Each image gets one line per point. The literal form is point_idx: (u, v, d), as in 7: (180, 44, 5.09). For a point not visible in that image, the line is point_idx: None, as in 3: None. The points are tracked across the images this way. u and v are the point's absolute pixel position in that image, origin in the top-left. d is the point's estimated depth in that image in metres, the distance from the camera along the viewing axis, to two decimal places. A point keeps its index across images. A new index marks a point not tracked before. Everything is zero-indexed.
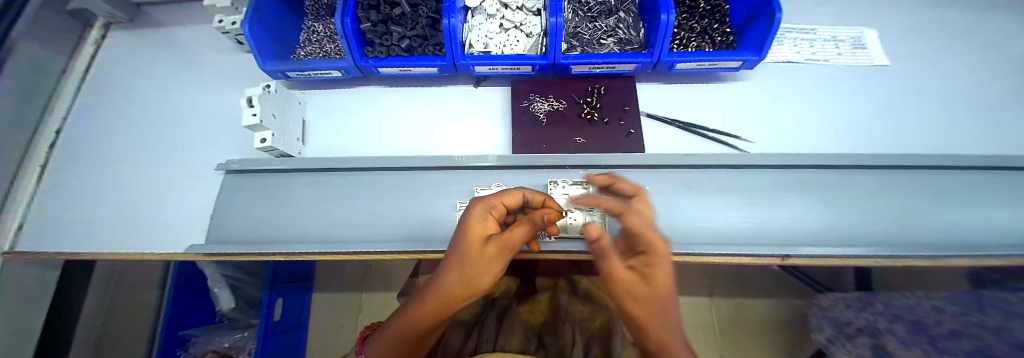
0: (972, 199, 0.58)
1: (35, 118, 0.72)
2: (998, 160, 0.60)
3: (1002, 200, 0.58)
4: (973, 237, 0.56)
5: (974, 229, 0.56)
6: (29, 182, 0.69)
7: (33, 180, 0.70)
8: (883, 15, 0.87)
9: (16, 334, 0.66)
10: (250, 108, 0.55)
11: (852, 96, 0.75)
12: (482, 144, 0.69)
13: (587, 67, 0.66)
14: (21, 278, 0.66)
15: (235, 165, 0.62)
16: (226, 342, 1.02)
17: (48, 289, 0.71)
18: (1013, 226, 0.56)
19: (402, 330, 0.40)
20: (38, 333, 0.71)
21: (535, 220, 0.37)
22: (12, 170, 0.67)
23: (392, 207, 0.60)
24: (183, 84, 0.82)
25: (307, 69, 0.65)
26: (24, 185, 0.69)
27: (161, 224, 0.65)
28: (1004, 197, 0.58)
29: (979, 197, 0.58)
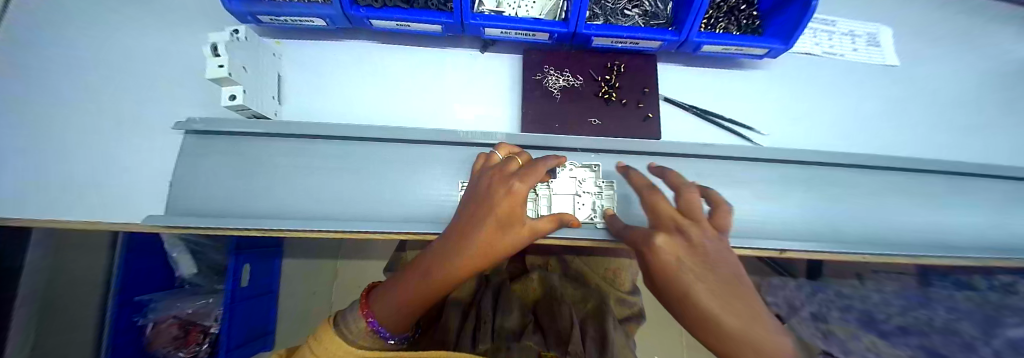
0: (954, 204, 0.62)
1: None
2: (983, 169, 0.63)
3: (976, 207, 0.63)
4: (945, 239, 0.61)
5: (948, 232, 0.61)
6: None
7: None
8: (898, 13, 0.85)
9: None
10: (216, 57, 0.45)
11: (858, 95, 0.75)
12: (487, 118, 0.63)
13: (609, 41, 0.60)
14: None
15: (199, 125, 0.52)
16: (190, 309, 0.98)
17: None
18: (976, 229, 0.62)
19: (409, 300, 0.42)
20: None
21: (566, 220, 0.46)
22: None
23: (389, 182, 0.54)
24: (120, 17, 0.67)
25: (284, 13, 0.54)
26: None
27: (103, 189, 0.55)
28: (974, 205, 0.63)
29: (959, 202, 0.62)
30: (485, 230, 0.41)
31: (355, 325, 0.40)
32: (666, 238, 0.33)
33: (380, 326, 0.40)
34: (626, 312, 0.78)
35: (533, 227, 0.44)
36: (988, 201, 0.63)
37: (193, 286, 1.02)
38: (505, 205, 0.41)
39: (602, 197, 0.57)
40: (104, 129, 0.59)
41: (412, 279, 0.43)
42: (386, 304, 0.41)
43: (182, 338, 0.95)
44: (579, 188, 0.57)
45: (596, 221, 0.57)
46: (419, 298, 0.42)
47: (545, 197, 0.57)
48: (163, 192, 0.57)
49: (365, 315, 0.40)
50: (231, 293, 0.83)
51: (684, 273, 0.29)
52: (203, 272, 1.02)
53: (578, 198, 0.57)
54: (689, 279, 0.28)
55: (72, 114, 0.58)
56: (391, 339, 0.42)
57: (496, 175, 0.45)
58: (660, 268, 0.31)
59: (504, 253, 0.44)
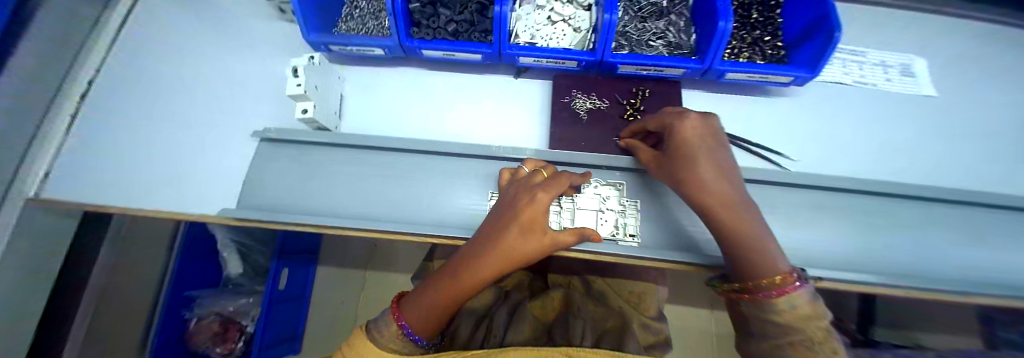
0: (1002, 241, 0.59)
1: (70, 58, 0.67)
2: None
3: None
4: (993, 278, 0.57)
5: (996, 270, 0.58)
6: (57, 132, 0.65)
7: (55, 137, 0.65)
8: (935, 45, 0.84)
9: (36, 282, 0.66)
10: (295, 78, 0.54)
11: (894, 124, 0.74)
12: (517, 136, 0.68)
13: (634, 68, 0.65)
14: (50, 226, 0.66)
15: (273, 134, 0.61)
16: (232, 306, 1.07)
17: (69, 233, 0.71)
18: None
19: (437, 303, 0.47)
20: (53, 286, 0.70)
21: (585, 233, 0.49)
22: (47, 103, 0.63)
23: (426, 190, 0.60)
24: (218, 46, 0.81)
25: (351, 44, 0.64)
26: (46, 148, 0.64)
27: (188, 186, 0.66)
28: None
29: (1008, 239, 0.59)
30: (507, 237, 0.45)
31: (386, 330, 0.46)
32: (692, 120, 0.42)
33: (411, 330, 0.46)
34: (651, 338, 0.73)
35: (554, 237, 0.47)
36: None
37: (235, 286, 1.10)
38: (527, 214, 0.45)
39: (625, 215, 0.59)
40: (193, 138, 0.70)
41: (442, 284, 0.48)
42: (417, 311, 0.47)
43: (221, 334, 1.04)
44: (603, 205, 0.59)
45: (618, 237, 0.58)
46: (446, 304, 0.48)
47: (568, 211, 0.60)
48: (235, 192, 0.65)
49: (397, 320, 0.47)
50: (270, 296, 0.93)
51: (698, 149, 0.41)
52: (247, 273, 1.10)
53: (601, 214, 0.59)
54: (700, 155, 0.40)
55: (173, 128, 0.71)
56: (419, 342, 0.48)
57: (518, 189, 0.49)
58: (676, 142, 0.43)
59: (524, 260, 0.48)
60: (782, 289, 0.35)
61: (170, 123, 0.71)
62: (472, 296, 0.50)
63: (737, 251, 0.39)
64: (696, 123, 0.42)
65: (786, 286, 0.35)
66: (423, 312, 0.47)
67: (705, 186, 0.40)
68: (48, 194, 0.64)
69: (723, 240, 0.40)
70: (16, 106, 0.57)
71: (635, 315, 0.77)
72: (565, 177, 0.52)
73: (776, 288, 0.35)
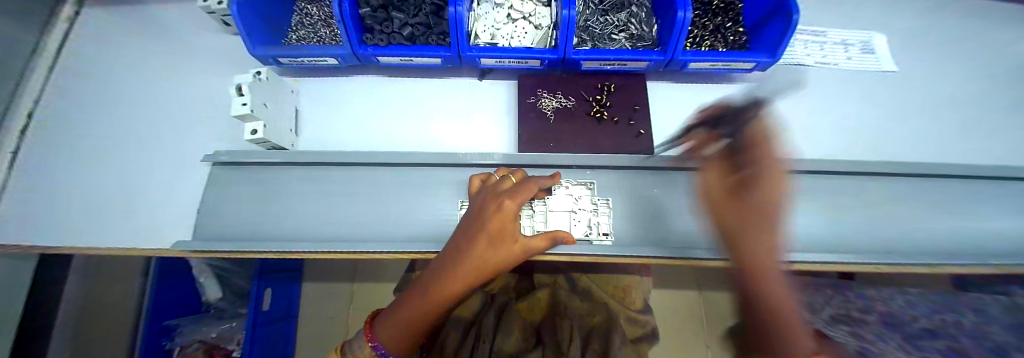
0: (959, 208, 0.61)
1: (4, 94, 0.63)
2: (985, 170, 0.62)
3: (983, 210, 0.61)
4: (955, 244, 0.59)
5: (959, 237, 0.60)
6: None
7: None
8: (891, 20, 0.86)
9: None
10: (239, 97, 0.51)
11: (854, 101, 0.75)
12: (485, 141, 0.66)
13: (597, 64, 0.64)
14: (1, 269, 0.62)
15: (224, 157, 0.58)
16: (214, 333, 1.04)
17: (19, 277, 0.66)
18: (989, 234, 0.60)
19: (408, 321, 0.46)
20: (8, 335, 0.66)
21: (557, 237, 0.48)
22: None
23: (392, 205, 0.58)
24: (161, 65, 0.76)
25: (300, 55, 0.60)
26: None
27: (135, 221, 0.61)
28: (981, 208, 0.61)
29: (964, 205, 0.61)
30: (477, 249, 0.44)
31: (360, 352, 0.46)
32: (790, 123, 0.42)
33: (381, 348, 0.45)
34: (638, 332, 0.75)
35: (525, 245, 0.46)
36: (996, 206, 0.62)
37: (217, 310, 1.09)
38: (494, 223, 0.44)
39: (598, 213, 0.58)
40: (137, 171, 0.66)
41: (411, 301, 0.47)
42: (388, 327, 0.46)
43: None
44: (575, 205, 0.58)
45: (592, 237, 0.57)
46: (418, 319, 0.46)
47: (541, 214, 0.59)
48: (192, 218, 0.62)
49: (370, 341, 0.46)
50: (254, 318, 0.89)
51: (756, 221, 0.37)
52: (228, 297, 1.09)
53: (573, 215, 0.58)
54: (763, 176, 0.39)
55: (117, 159, 0.66)
56: None
57: (485, 196, 0.48)
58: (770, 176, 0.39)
59: (497, 269, 0.47)
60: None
61: (113, 154, 0.67)
62: (447, 309, 0.49)
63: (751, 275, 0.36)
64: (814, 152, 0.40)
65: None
66: (394, 331, 0.46)
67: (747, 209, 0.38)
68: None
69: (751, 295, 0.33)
70: None
71: (621, 309, 0.77)
72: (533, 182, 0.51)
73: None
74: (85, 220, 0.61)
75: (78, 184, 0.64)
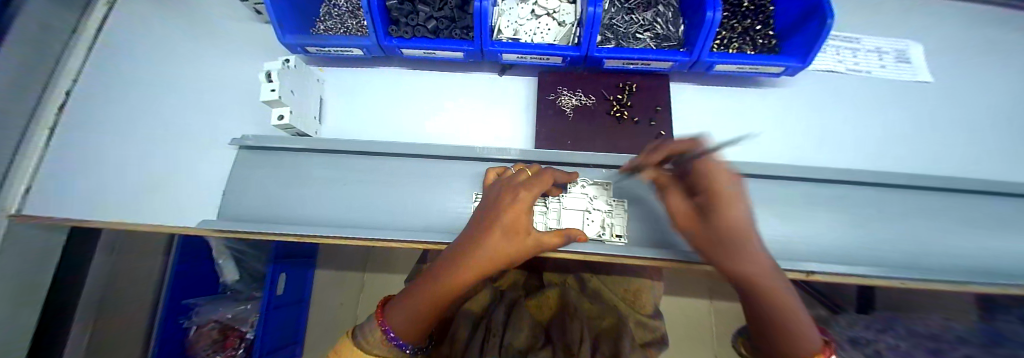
0: (995, 228, 0.58)
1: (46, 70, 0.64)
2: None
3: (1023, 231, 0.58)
4: (989, 266, 0.56)
5: (992, 258, 0.57)
6: (35, 151, 0.62)
7: (33, 157, 0.62)
8: (928, 29, 0.83)
9: (27, 297, 0.66)
10: (269, 83, 0.52)
11: (887, 111, 0.72)
12: (503, 136, 0.66)
13: (620, 63, 0.63)
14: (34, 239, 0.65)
15: (251, 141, 0.60)
16: (230, 314, 1.09)
17: (53, 248, 0.69)
18: None
19: (417, 311, 0.46)
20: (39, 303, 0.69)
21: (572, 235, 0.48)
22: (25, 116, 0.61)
23: (409, 195, 0.58)
24: (192, 51, 0.79)
25: (327, 45, 0.62)
26: (28, 158, 0.62)
27: (162, 199, 0.64)
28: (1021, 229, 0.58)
29: (1001, 226, 0.58)
30: (491, 239, 0.44)
31: (372, 336, 0.46)
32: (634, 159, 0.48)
33: (395, 336, 0.46)
34: (647, 337, 0.72)
35: (539, 239, 0.46)
36: None
37: (234, 293, 1.11)
38: (510, 216, 0.44)
39: (613, 215, 0.57)
40: (164, 152, 0.68)
41: (421, 290, 0.47)
42: (399, 314, 0.46)
43: (220, 341, 1.07)
44: (590, 205, 0.58)
45: (604, 237, 0.56)
46: (429, 308, 0.46)
47: (556, 211, 0.58)
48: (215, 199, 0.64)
49: (381, 326, 0.47)
50: (268, 301, 0.93)
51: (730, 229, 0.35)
52: (244, 279, 1.11)
53: (588, 214, 0.58)
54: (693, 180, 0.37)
55: (144, 141, 0.69)
56: (403, 348, 0.47)
57: (502, 188, 0.49)
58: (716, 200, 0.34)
59: (509, 262, 0.47)
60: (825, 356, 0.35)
61: (141, 136, 0.69)
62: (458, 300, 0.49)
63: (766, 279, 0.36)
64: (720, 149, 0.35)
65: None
66: (404, 320, 0.46)
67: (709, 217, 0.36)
68: (32, 210, 0.61)
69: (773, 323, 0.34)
70: None
71: (631, 312, 0.76)
72: (550, 174, 0.51)
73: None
74: (112, 198, 0.64)
75: (104, 162, 0.66)
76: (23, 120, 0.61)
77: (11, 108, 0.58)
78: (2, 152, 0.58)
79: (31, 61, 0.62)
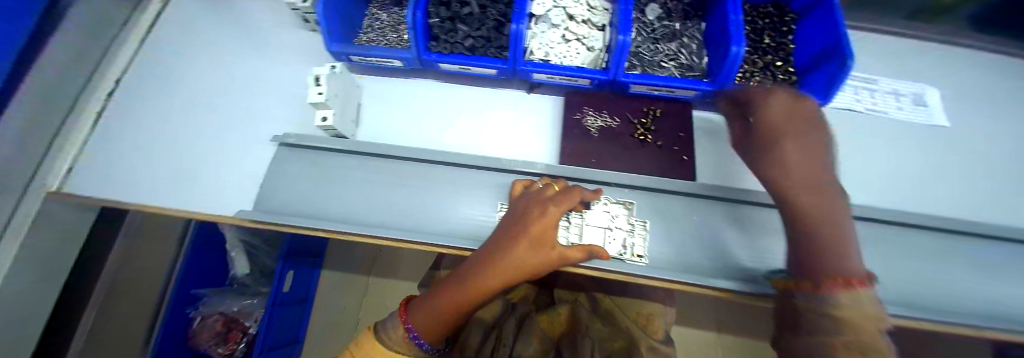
0: (1019, 276, 0.57)
1: (93, 62, 0.73)
2: None
3: None
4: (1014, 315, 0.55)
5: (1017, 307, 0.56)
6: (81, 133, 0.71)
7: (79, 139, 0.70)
8: (944, 75, 0.85)
9: (46, 270, 0.68)
10: (317, 87, 0.56)
11: (904, 151, 0.73)
12: (529, 150, 0.69)
13: (646, 88, 0.66)
14: (63, 216, 0.69)
15: (293, 140, 0.63)
16: (236, 307, 1.09)
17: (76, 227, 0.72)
18: None
19: (441, 312, 0.47)
20: (59, 276, 0.72)
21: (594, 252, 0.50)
22: (72, 102, 0.69)
23: (437, 200, 0.61)
24: (234, 51, 0.83)
25: (371, 56, 0.66)
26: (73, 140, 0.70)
27: (195, 187, 0.67)
28: None
29: None
30: (519, 249, 0.46)
31: (393, 332, 0.47)
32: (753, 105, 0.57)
33: (416, 334, 0.47)
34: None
35: (563, 253, 0.48)
36: None
37: (240, 286, 1.13)
38: (538, 227, 0.47)
39: (635, 235, 0.58)
40: (201, 142, 0.72)
41: (446, 291, 0.48)
42: (423, 312, 0.47)
43: (225, 333, 1.07)
44: (611, 223, 0.59)
45: (626, 257, 0.57)
46: (452, 310, 0.47)
47: (577, 226, 0.60)
48: (247, 191, 0.66)
49: (403, 323, 0.48)
50: (274, 297, 0.95)
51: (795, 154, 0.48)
52: (254, 273, 1.12)
53: (609, 232, 0.59)
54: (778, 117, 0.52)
55: (184, 131, 0.73)
56: (423, 348, 0.48)
57: (531, 200, 0.51)
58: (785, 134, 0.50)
59: (534, 273, 0.48)
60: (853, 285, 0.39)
61: (181, 126, 0.74)
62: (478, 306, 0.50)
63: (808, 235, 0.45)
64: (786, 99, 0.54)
65: (854, 284, 0.39)
66: (427, 319, 0.47)
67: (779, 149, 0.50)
68: (69, 188, 0.68)
69: (805, 222, 0.46)
70: (42, 108, 0.63)
71: (647, 337, 0.70)
72: (576, 192, 0.53)
73: (843, 282, 0.39)
74: (150, 182, 0.68)
75: (145, 150, 0.71)
76: (68, 106, 0.69)
77: (59, 91, 0.66)
78: (48, 129, 0.65)
79: (82, 53, 0.69)
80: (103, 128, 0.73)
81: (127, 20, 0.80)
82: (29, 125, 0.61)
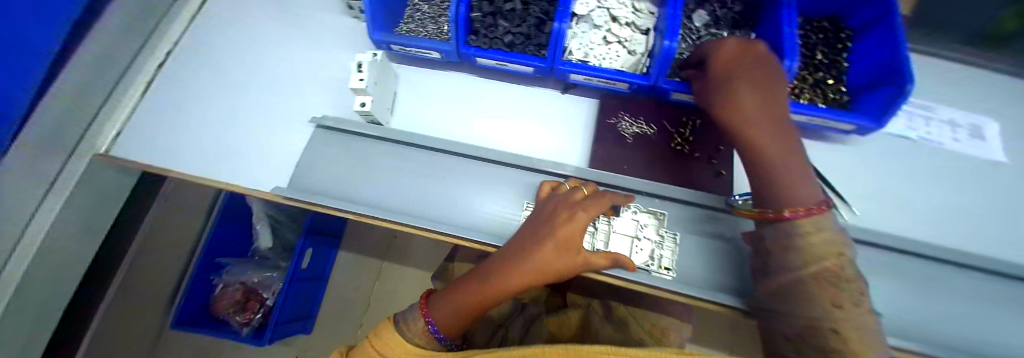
0: None
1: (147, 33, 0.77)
2: None
3: None
4: None
5: None
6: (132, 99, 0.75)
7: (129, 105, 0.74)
8: (1008, 108, 0.79)
9: (88, 224, 0.71)
10: (358, 72, 0.58)
11: (961, 185, 0.68)
12: (560, 151, 0.68)
13: (686, 97, 0.64)
14: (108, 176, 0.73)
15: (330, 123, 0.65)
16: (256, 278, 1.13)
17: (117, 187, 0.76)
18: None
19: (461, 308, 0.47)
20: (100, 231, 0.76)
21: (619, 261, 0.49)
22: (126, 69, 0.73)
23: (466, 193, 0.61)
24: (278, 31, 0.86)
25: (412, 45, 0.67)
26: (124, 105, 0.74)
27: (233, 160, 0.70)
28: None
29: None
30: (543, 253, 0.45)
31: (413, 324, 0.47)
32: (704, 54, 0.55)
33: (436, 327, 0.48)
34: None
35: (587, 260, 0.47)
36: None
37: (261, 259, 1.17)
38: (564, 232, 0.46)
39: (664, 246, 0.57)
40: (241, 118, 0.75)
41: (467, 288, 0.49)
42: (444, 307, 0.48)
43: (243, 303, 1.09)
44: (639, 232, 0.58)
45: (652, 268, 0.55)
46: (472, 307, 0.47)
47: (603, 232, 0.59)
48: (281, 169, 0.69)
49: (424, 316, 0.48)
50: (292, 272, 0.98)
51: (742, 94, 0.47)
52: (275, 247, 1.17)
53: (636, 241, 0.58)
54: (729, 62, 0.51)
55: (225, 106, 0.76)
56: (440, 341, 0.48)
57: (559, 203, 0.51)
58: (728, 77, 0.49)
59: (556, 277, 0.48)
60: (806, 211, 0.38)
61: (223, 101, 0.77)
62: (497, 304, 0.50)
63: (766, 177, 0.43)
64: (734, 48, 0.51)
65: (814, 211, 0.38)
66: (447, 314, 0.47)
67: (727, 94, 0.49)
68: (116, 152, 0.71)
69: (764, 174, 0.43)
70: (97, 71, 0.66)
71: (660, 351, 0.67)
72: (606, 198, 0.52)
73: (804, 210, 0.38)
74: (191, 151, 0.72)
75: (189, 121, 0.74)
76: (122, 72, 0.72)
77: (113, 56, 0.69)
78: (102, 92, 0.69)
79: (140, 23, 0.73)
80: (152, 97, 0.77)
81: None
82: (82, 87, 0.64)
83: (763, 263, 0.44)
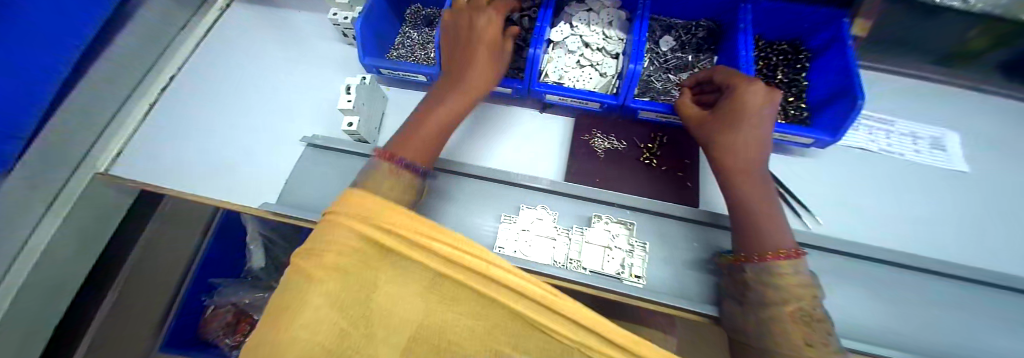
0: None
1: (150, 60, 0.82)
2: None
3: None
4: None
5: None
6: (133, 121, 0.79)
7: (130, 127, 0.78)
8: (966, 120, 0.83)
9: (86, 241, 0.73)
10: (347, 94, 0.62)
11: (922, 194, 0.71)
12: (538, 166, 0.72)
13: (654, 115, 0.68)
14: (108, 194, 0.76)
15: (319, 141, 0.70)
16: (247, 299, 1.13)
17: (117, 204, 0.79)
18: None
19: (431, 133, 0.54)
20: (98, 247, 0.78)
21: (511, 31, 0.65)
22: (129, 92, 0.78)
23: (445, 206, 0.63)
24: (275, 57, 0.92)
25: (399, 69, 0.72)
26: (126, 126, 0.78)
27: (226, 178, 0.73)
28: None
29: None
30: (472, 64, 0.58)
31: (381, 181, 0.46)
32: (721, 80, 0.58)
33: (409, 160, 0.50)
34: None
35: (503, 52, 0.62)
36: None
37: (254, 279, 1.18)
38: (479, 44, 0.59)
39: (634, 256, 0.59)
40: (236, 138, 0.79)
41: (428, 118, 0.55)
42: (411, 145, 0.51)
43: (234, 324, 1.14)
44: (611, 242, 0.60)
45: (622, 276, 0.57)
46: (439, 130, 0.54)
47: (577, 244, 0.61)
48: (272, 186, 0.72)
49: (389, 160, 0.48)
50: None
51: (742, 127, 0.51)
52: (267, 266, 1.17)
53: (608, 251, 0.59)
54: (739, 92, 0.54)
55: (221, 126, 0.81)
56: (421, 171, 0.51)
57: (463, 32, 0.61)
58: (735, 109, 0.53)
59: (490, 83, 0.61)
60: (785, 256, 0.42)
61: (220, 122, 0.81)
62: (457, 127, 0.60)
63: (745, 208, 0.49)
64: (761, 89, 0.53)
65: (788, 255, 0.42)
66: (421, 142, 0.52)
67: (729, 125, 0.53)
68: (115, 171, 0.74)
69: (743, 206, 0.49)
70: (100, 95, 0.70)
71: None
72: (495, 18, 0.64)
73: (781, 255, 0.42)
74: (186, 170, 0.75)
75: (187, 141, 0.78)
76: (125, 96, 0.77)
77: (115, 80, 0.73)
78: (104, 115, 0.73)
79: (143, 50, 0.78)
80: (151, 117, 0.81)
81: (186, 25, 0.90)
82: (87, 111, 0.68)
83: (742, 286, 0.46)
